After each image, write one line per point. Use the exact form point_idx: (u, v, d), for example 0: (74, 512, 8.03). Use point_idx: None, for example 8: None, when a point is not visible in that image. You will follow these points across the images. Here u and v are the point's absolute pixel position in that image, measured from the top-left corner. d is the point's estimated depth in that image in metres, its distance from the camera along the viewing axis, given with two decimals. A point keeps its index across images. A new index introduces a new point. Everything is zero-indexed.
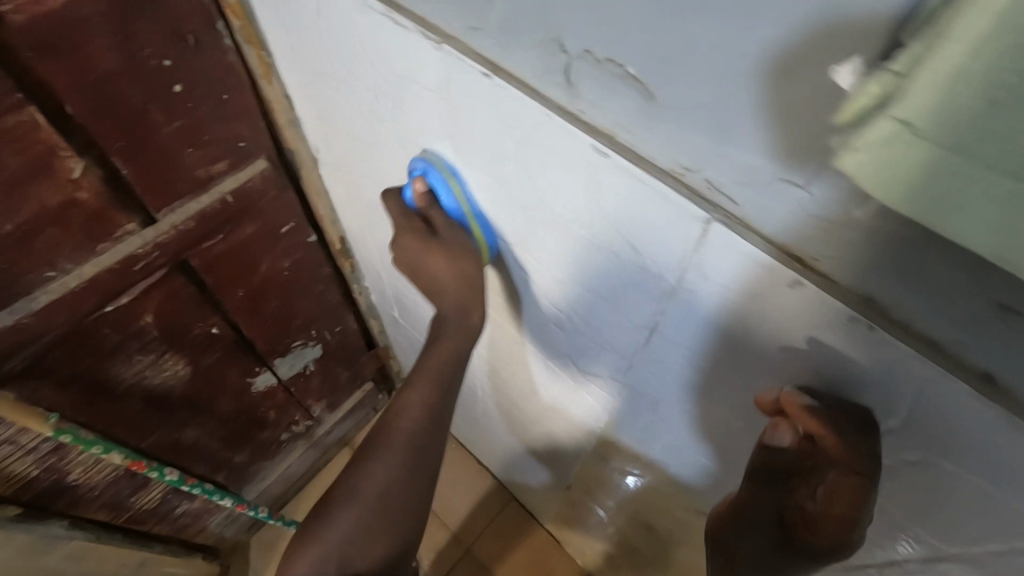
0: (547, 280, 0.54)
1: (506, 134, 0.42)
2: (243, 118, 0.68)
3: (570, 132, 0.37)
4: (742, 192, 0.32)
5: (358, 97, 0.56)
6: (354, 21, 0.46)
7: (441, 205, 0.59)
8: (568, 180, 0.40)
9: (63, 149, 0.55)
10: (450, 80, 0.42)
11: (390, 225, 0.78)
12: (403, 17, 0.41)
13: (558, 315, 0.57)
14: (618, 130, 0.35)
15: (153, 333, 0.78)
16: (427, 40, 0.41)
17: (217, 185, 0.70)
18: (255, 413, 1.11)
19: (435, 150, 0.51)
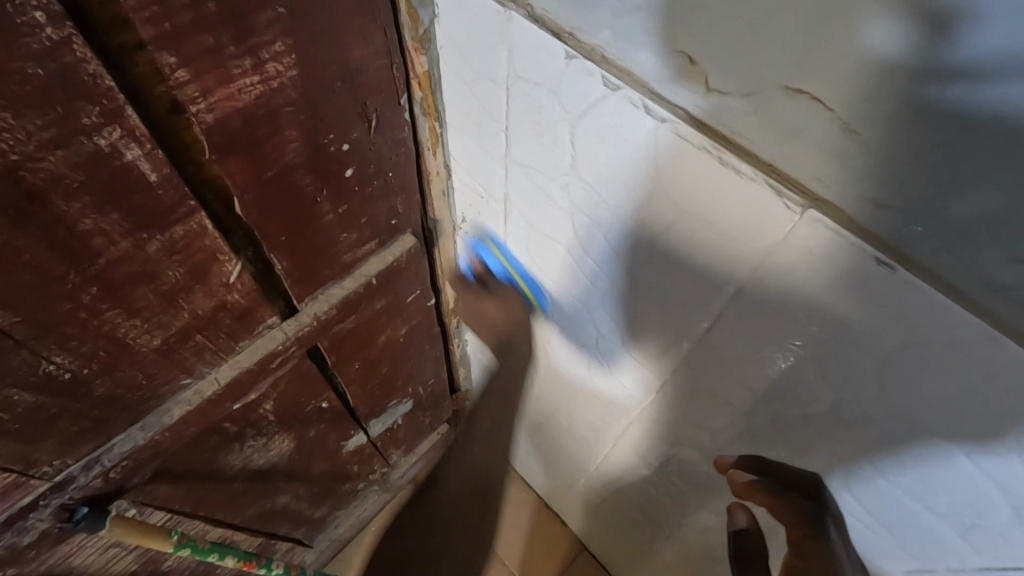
0: (761, 403, 0.49)
1: (860, 308, 0.35)
2: (402, 195, 0.58)
3: (987, 333, 0.31)
4: (871, 220, 0.31)
5: (590, 210, 0.47)
6: (640, 143, 0.38)
7: (557, 253, 0.57)
8: (921, 352, 0.34)
9: (223, 252, 0.45)
10: (796, 246, 0.35)
11: (546, 312, 0.69)
12: (741, 162, 0.34)
13: (737, 413, 0.53)
14: (980, 291, 0.30)
15: (269, 418, 0.69)
16: (783, 203, 0.34)
17: (363, 267, 0.61)
18: (341, 470, 1.02)
19: (676, 275, 0.45)
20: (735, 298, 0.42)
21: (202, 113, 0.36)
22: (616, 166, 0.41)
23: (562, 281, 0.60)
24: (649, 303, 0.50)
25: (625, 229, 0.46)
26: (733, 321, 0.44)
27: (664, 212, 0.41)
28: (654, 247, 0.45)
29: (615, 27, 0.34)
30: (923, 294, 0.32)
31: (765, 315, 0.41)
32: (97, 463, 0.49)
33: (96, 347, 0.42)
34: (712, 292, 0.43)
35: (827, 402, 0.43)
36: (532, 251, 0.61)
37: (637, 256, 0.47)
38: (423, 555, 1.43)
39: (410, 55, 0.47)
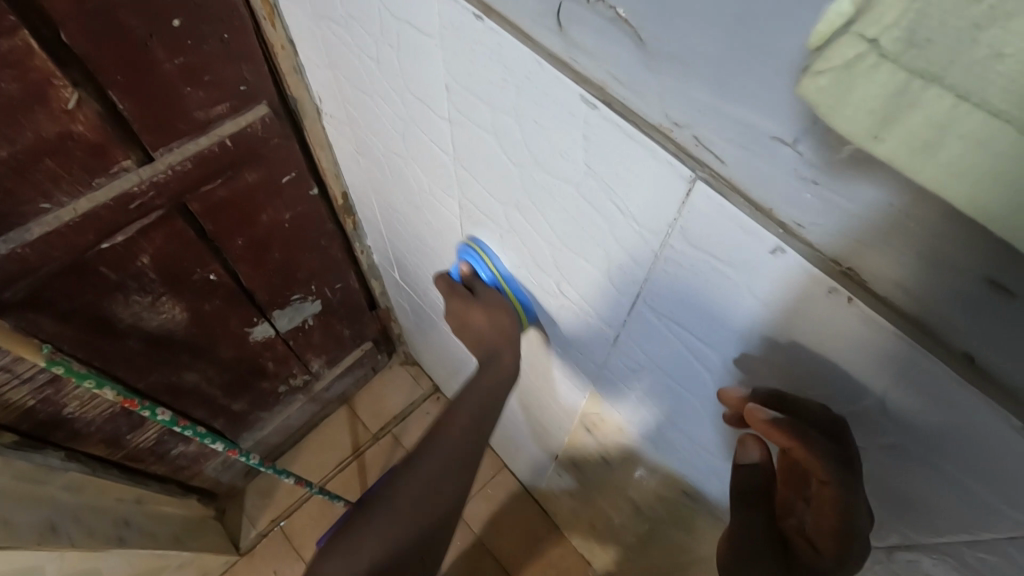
0: (530, 240, 0.52)
1: (500, 82, 0.39)
2: (246, 61, 0.67)
3: (561, 81, 0.34)
4: (604, 58, 0.31)
5: (364, 42, 0.53)
6: None
7: (413, 136, 0.59)
8: (558, 136, 0.38)
9: (58, 78, 0.54)
10: (448, 24, 0.40)
11: (394, 184, 0.77)
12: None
13: (551, 281, 0.55)
14: (607, 79, 0.32)
15: (150, 274, 0.78)
16: None
17: (217, 128, 0.69)
18: (253, 362, 1.12)
19: (432, 100, 0.49)
20: (453, 102, 0.47)
21: None
22: (482, 74, 0.40)
23: (406, 151, 0.65)
24: (521, 217, 0.50)
25: (502, 144, 0.44)
26: (589, 242, 0.44)
27: (464, 75, 0.42)
28: (521, 168, 0.45)
29: None
30: (741, 233, 0.31)
31: (542, 170, 0.42)
32: None
33: None
34: (549, 196, 0.44)
35: (649, 303, 0.44)
36: (420, 156, 0.61)
37: (415, 92, 0.51)
38: (352, 468, 1.53)
39: None
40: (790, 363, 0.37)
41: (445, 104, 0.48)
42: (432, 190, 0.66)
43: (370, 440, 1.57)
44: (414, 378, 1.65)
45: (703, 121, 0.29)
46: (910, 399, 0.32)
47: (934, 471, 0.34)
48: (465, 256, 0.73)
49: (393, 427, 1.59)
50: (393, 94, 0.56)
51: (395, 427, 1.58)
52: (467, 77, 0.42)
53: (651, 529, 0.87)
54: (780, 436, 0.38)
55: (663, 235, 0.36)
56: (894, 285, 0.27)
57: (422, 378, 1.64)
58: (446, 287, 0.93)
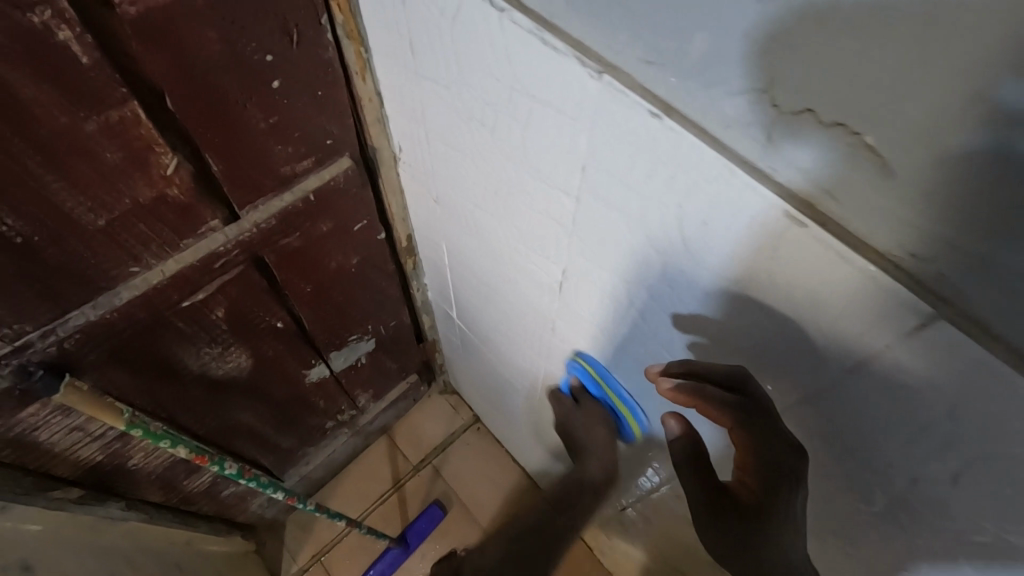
0: (652, 308, 0.52)
1: (662, 172, 0.38)
2: (335, 116, 0.65)
3: (753, 185, 0.33)
4: (810, 171, 0.31)
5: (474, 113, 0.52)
6: (483, 33, 0.43)
7: (510, 200, 0.58)
8: (728, 229, 0.37)
9: (159, 145, 0.52)
10: (603, 112, 0.38)
11: (471, 237, 0.76)
12: (557, 40, 0.37)
13: (668, 343, 0.55)
14: (812, 190, 0.31)
15: (222, 327, 0.76)
16: (583, 68, 0.37)
17: (301, 183, 0.67)
18: (306, 401, 1.09)
19: (553, 175, 0.48)
20: (583, 181, 0.45)
21: (126, 5, 0.42)
22: (641, 164, 0.39)
23: (494, 212, 0.63)
24: (647, 293, 0.50)
25: (641, 228, 0.44)
26: (731, 317, 0.44)
27: (607, 162, 0.41)
28: (663, 247, 0.44)
29: None
30: (904, 318, 0.32)
31: (691, 251, 0.42)
32: (52, 333, 0.56)
33: (44, 215, 0.48)
34: (695, 279, 0.44)
35: (782, 374, 0.45)
36: (514, 218, 0.60)
37: (529, 164, 0.50)
38: (392, 500, 1.50)
39: None
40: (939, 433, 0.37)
41: (574, 187, 0.47)
42: (518, 250, 0.64)
43: (410, 471, 1.54)
44: (453, 407, 1.62)
45: (925, 245, 0.29)
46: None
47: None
48: (545, 310, 0.72)
49: (433, 458, 1.56)
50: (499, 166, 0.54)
51: (435, 458, 1.56)
52: (613, 164, 0.41)
53: None
54: (682, 393, 0.48)
55: (842, 328, 0.36)
56: None
57: (461, 407, 1.62)
58: (509, 333, 0.91)
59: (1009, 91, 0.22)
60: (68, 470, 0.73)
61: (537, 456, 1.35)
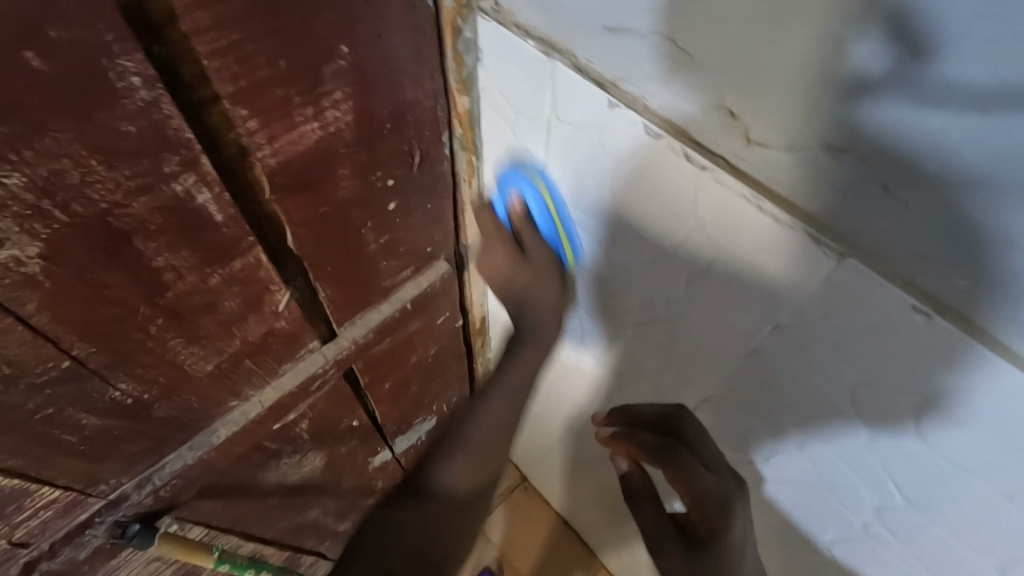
0: (826, 473, 0.47)
1: (899, 347, 0.34)
2: (439, 223, 0.60)
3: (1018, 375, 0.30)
4: None
5: (605, 231, 0.49)
6: (672, 186, 0.39)
7: (652, 330, 0.53)
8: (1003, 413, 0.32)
9: (275, 282, 0.47)
10: (829, 287, 0.35)
11: (580, 353, 0.69)
12: (781, 211, 0.34)
13: (850, 513, 0.48)
14: None
15: (304, 437, 0.71)
16: (820, 247, 0.34)
17: (399, 292, 0.63)
18: (367, 485, 1.04)
19: (732, 326, 0.44)
20: (777, 338, 0.41)
21: (267, 156, 0.38)
22: (867, 335, 0.35)
23: (626, 339, 0.58)
24: (816, 441, 0.46)
25: (811, 369, 0.41)
26: (919, 475, 0.40)
27: (743, 278, 0.40)
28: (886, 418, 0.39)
29: (752, 121, 0.33)
30: (984, 358, 0.31)
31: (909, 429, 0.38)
32: (149, 482, 0.51)
33: (157, 373, 0.44)
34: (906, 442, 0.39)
35: (911, 487, 0.41)
36: (653, 348, 0.55)
37: (695, 308, 0.46)
38: None
39: (453, 95, 0.49)
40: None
41: (751, 333, 0.43)
42: (653, 380, 0.59)
43: None
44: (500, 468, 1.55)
45: None
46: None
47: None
48: None
49: (481, 521, 1.50)
50: (643, 297, 0.51)
51: (483, 522, 1.50)
52: (808, 316, 0.38)
53: None
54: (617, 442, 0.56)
55: None
56: None
57: (508, 467, 1.55)
58: None
59: (867, 54, 0.26)
60: None
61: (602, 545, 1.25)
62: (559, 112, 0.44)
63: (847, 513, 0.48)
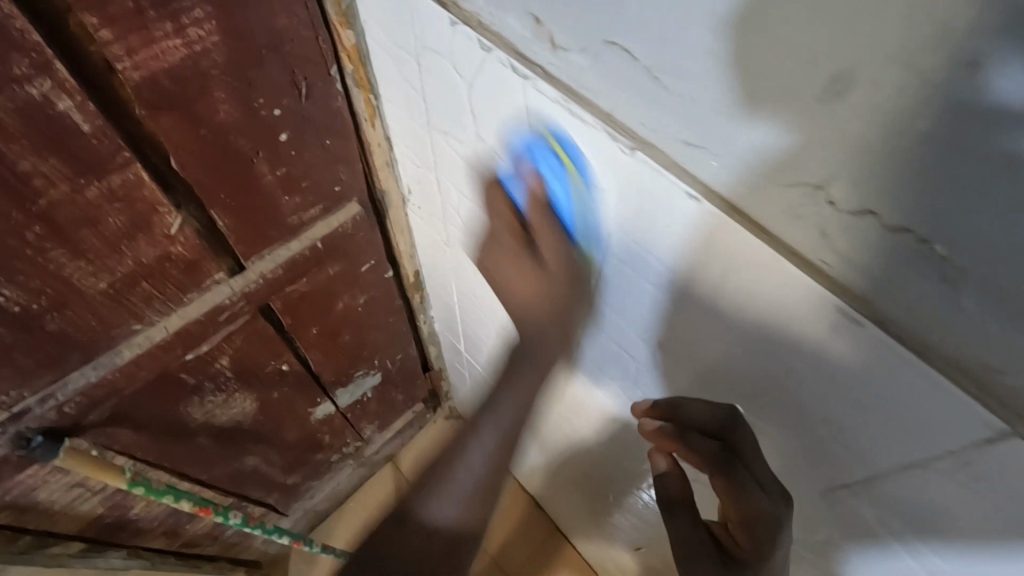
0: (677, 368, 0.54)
1: (689, 235, 0.41)
2: (344, 163, 0.63)
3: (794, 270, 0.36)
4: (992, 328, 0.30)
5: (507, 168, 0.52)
6: (507, 97, 0.45)
7: (532, 249, 0.59)
8: (809, 312, 0.37)
9: (163, 204, 0.50)
10: (636, 183, 0.41)
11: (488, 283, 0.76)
12: (584, 110, 0.40)
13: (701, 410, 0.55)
14: (867, 279, 0.34)
15: (227, 375, 0.73)
16: (617, 141, 0.40)
17: (308, 231, 0.65)
18: (312, 437, 1.07)
19: None
20: (612, 240, 0.47)
21: (129, 71, 0.40)
22: (669, 227, 0.42)
23: (514, 263, 0.64)
24: (661, 338, 0.52)
25: (650, 264, 0.46)
26: (768, 368, 0.45)
27: None
28: (716, 317, 0.45)
29: (552, 28, 0.38)
30: (785, 266, 0.36)
31: (753, 339, 0.43)
32: (52, 397, 0.54)
33: (42, 284, 0.46)
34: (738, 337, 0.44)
35: (757, 376, 0.46)
36: None
37: None
38: None
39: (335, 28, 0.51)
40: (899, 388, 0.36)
41: (591, 235, 0.49)
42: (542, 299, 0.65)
43: None
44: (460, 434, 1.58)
45: None
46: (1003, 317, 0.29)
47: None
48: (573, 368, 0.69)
49: None
50: None
51: None
52: (633, 215, 0.43)
53: None
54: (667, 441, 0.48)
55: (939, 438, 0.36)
56: None
57: None
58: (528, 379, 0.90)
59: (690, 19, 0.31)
60: (69, 526, 0.71)
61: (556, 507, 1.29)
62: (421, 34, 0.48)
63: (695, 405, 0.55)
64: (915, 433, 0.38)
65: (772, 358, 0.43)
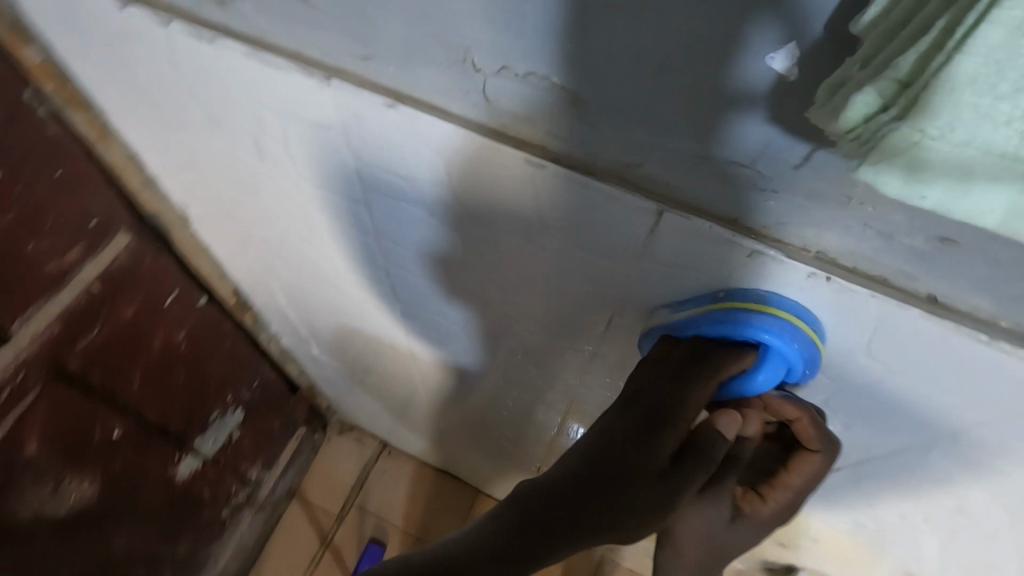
0: (480, 290, 0.56)
1: (425, 152, 0.42)
2: (88, 192, 0.58)
3: (493, 146, 0.39)
4: (729, 196, 0.35)
5: (252, 144, 0.51)
6: (215, 73, 0.45)
7: (312, 220, 0.59)
8: (546, 185, 0.40)
9: None
10: (352, 115, 0.42)
11: (304, 276, 0.72)
12: (283, 62, 0.41)
13: (519, 317, 0.58)
14: (547, 136, 0.38)
15: (44, 459, 0.67)
16: (316, 81, 0.41)
17: (78, 275, 0.60)
18: (188, 497, 0.99)
19: (348, 182, 0.50)
20: (369, 181, 0.48)
21: None
22: (405, 152, 0.43)
23: (312, 240, 0.63)
24: (455, 263, 0.54)
25: (407, 196, 0.48)
26: (532, 267, 0.49)
27: (315, 137, 0.46)
28: (470, 227, 0.48)
29: None
30: (488, 147, 0.39)
31: (505, 233, 0.46)
32: None
33: None
34: (502, 241, 0.47)
35: (529, 271, 0.50)
36: (323, 235, 0.61)
37: (309, 180, 0.52)
38: (327, 559, 1.41)
39: (12, 48, 0.47)
40: (626, 239, 0.41)
41: (355, 184, 0.50)
42: (351, 269, 0.65)
43: (335, 522, 1.45)
44: (359, 442, 1.53)
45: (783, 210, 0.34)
46: (665, 157, 0.34)
47: (866, 384, 0.45)
48: (409, 321, 0.71)
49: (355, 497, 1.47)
50: (287, 193, 0.56)
51: (357, 498, 1.47)
52: (367, 150, 0.45)
53: None
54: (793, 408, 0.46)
55: (699, 273, 0.41)
56: (977, 303, 0.35)
57: (366, 440, 1.53)
58: (389, 360, 0.88)
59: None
60: None
61: (475, 470, 1.32)
62: (101, 26, 0.44)
63: (502, 313, 0.59)
64: (654, 272, 0.43)
65: (532, 249, 0.47)
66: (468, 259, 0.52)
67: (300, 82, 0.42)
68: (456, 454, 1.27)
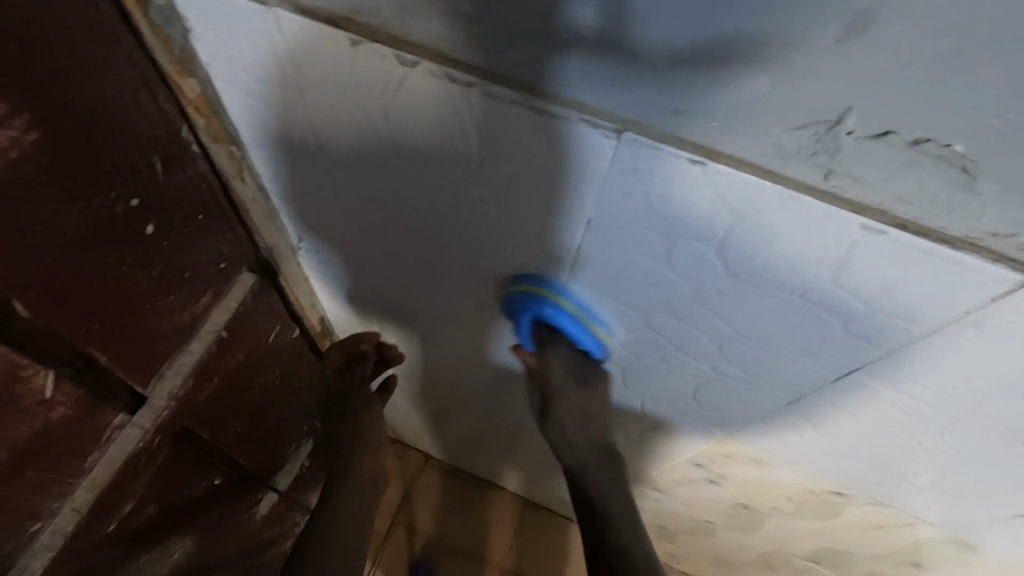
0: (668, 344, 0.50)
1: (712, 209, 0.34)
2: (221, 234, 0.52)
3: (829, 212, 0.31)
4: None
5: (434, 187, 0.43)
6: (428, 114, 0.37)
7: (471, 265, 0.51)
8: (881, 259, 0.32)
9: (26, 368, 0.37)
10: (623, 168, 0.34)
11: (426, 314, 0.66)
12: (555, 105, 0.33)
13: (708, 372, 0.52)
14: (894, 202, 0.29)
15: (158, 523, 0.60)
16: (597, 130, 0.33)
17: (206, 324, 0.54)
18: (262, 537, 0.93)
19: (558, 234, 0.42)
20: (591, 234, 0.41)
21: None
22: (680, 207, 0.35)
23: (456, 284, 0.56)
24: (656, 317, 0.47)
25: (620, 256, 0.42)
26: (774, 331, 0.42)
27: (539, 186, 0.39)
28: (717, 284, 0.40)
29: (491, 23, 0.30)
30: (824, 214, 0.31)
31: (761, 295, 0.39)
32: None
33: None
34: (751, 303, 0.40)
35: (746, 335, 0.44)
36: (476, 281, 0.53)
37: (498, 228, 0.45)
38: None
39: (174, 80, 0.41)
40: (913, 327, 0.36)
41: (564, 235, 0.42)
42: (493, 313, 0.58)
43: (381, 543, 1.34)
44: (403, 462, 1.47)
45: None
46: None
47: None
48: None
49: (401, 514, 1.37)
50: (453, 236, 0.48)
51: (404, 515, 1.36)
52: (618, 200, 0.37)
53: (768, 531, 0.87)
54: None
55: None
56: None
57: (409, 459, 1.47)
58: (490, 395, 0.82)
59: (682, 22, 0.26)
60: None
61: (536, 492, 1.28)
62: (290, 59, 0.37)
63: (684, 364, 0.52)
64: (923, 356, 0.38)
65: (789, 314, 0.40)
66: (678, 315, 0.46)
67: (556, 125, 0.33)
68: (521, 478, 1.22)
